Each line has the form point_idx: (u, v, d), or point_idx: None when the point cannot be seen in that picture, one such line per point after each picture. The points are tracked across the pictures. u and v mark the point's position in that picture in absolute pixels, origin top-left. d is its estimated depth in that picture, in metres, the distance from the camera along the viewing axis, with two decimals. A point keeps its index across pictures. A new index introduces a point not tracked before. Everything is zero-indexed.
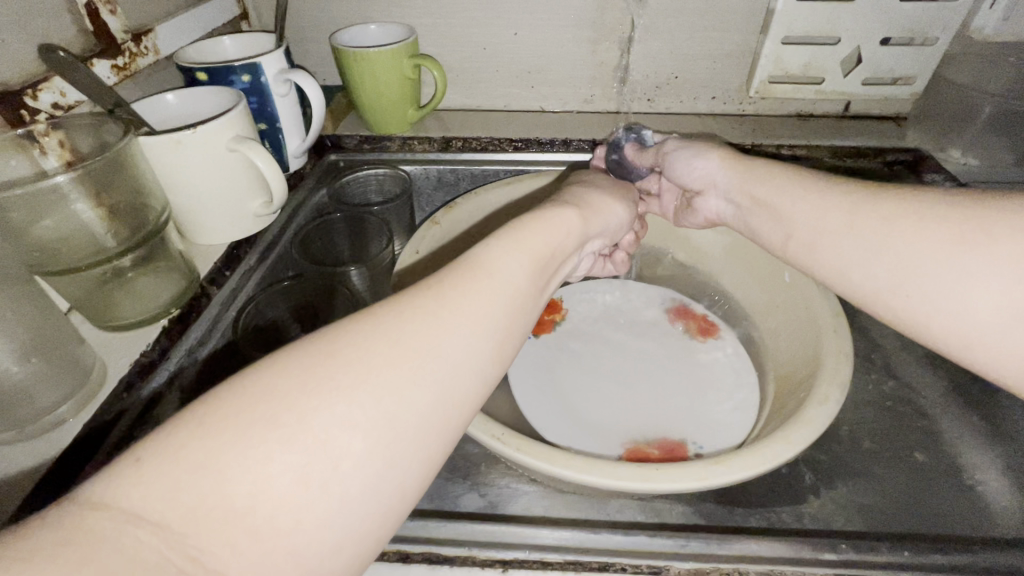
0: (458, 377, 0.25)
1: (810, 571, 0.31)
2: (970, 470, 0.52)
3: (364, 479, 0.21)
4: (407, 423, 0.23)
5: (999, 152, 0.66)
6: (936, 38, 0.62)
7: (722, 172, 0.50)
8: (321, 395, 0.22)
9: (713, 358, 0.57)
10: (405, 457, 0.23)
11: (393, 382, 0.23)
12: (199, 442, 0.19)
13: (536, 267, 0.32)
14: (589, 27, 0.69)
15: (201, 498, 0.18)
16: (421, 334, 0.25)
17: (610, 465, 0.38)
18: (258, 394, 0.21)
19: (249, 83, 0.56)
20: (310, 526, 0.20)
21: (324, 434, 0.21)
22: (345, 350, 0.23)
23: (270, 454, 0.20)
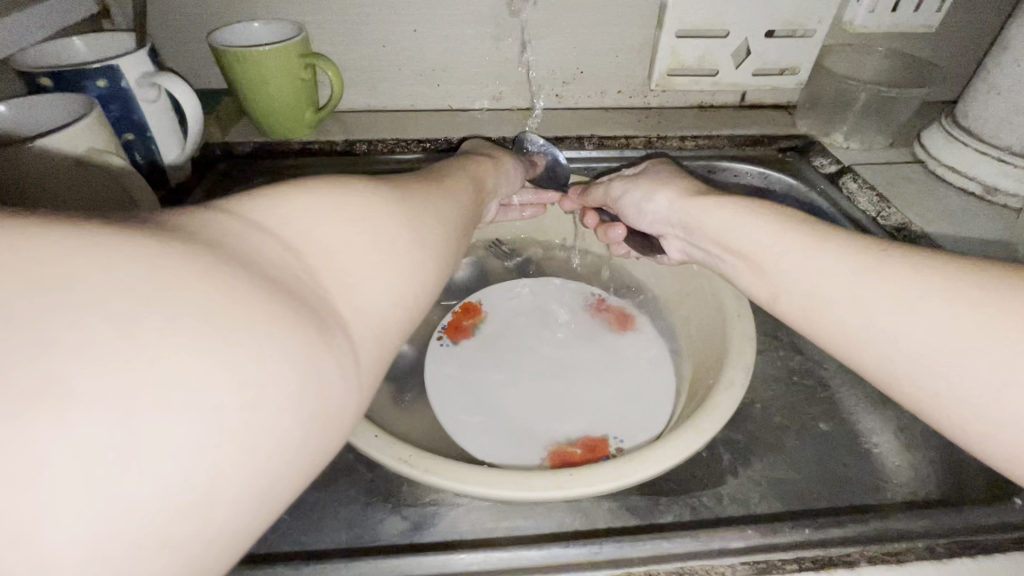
0: (429, 245, 0.28)
1: (717, 563, 0.31)
2: (867, 434, 0.55)
3: (397, 289, 0.25)
4: (420, 255, 0.27)
5: (878, 136, 0.70)
6: (814, 30, 0.66)
7: (671, 208, 0.50)
8: (357, 213, 0.25)
9: (632, 349, 0.57)
10: (423, 279, 0.27)
11: (403, 222, 0.28)
12: (261, 230, 0.22)
13: (466, 195, 0.40)
14: (489, 23, 0.67)
15: (276, 265, 0.21)
16: (412, 200, 0.30)
17: (523, 476, 0.36)
18: (305, 201, 0.25)
19: (107, 89, 0.50)
20: (358, 314, 0.23)
21: (364, 243, 0.25)
22: (364, 187, 0.27)
23: (321, 248, 0.23)
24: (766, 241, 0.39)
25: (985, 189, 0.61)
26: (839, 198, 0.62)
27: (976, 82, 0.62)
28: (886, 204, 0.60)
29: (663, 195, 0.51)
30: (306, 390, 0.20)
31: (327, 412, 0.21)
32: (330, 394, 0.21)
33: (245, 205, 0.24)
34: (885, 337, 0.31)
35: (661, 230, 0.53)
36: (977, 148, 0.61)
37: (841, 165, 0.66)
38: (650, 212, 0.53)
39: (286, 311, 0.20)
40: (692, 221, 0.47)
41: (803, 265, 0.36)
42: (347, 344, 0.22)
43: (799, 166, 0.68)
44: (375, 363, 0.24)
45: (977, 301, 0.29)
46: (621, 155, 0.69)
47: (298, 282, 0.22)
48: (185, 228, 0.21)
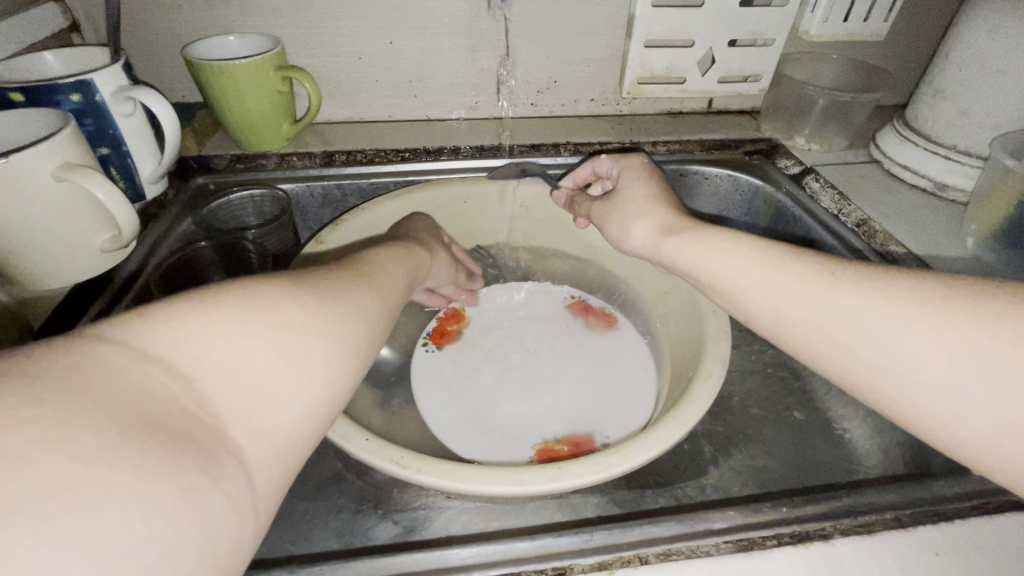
0: (341, 359, 0.28)
1: (702, 543, 0.32)
2: (839, 421, 0.58)
3: (298, 407, 0.25)
4: (330, 361, 0.28)
5: (836, 139, 0.74)
6: (773, 40, 0.69)
7: (648, 241, 0.48)
8: (259, 329, 0.25)
9: (614, 348, 0.59)
10: (330, 392, 0.27)
11: (315, 330, 0.28)
12: (149, 358, 0.22)
13: (400, 277, 0.40)
14: (464, 35, 0.69)
15: (154, 402, 0.20)
16: (331, 298, 0.30)
17: (514, 471, 0.37)
18: (204, 315, 0.24)
19: (80, 103, 0.49)
20: (255, 440, 0.23)
21: (263, 362, 0.25)
22: (273, 293, 0.27)
23: (216, 371, 0.23)
24: (733, 266, 0.40)
25: (936, 185, 0.65)
26: (804, 198, 0.65)
27: (923, 87, 0.66)
28: (847, 202, 0.63)
29: (619, 225, 0.51)
30: (186, 542, 0.19)
31: (212, 557, 0.20)
32: (220, 539, 0.20)
33: (136, 322, 0.22)
34: (846, 345, 0.33)
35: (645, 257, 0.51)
36: (927, 147, 0.65)
37: (804, 166, 0.70)
38: (630, 245, 0.50)
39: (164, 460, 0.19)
40: (668, 255, 0.46)
41: (757, 285, 0.38)
42: (239, 473, 0.22)
43: (765, 168, 0.71)
44: (269, 490, 0.24)
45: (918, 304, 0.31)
46: (595, 161, 0.71)
47: (187, 419, 0.21)
48: (49, 362, 0.19)
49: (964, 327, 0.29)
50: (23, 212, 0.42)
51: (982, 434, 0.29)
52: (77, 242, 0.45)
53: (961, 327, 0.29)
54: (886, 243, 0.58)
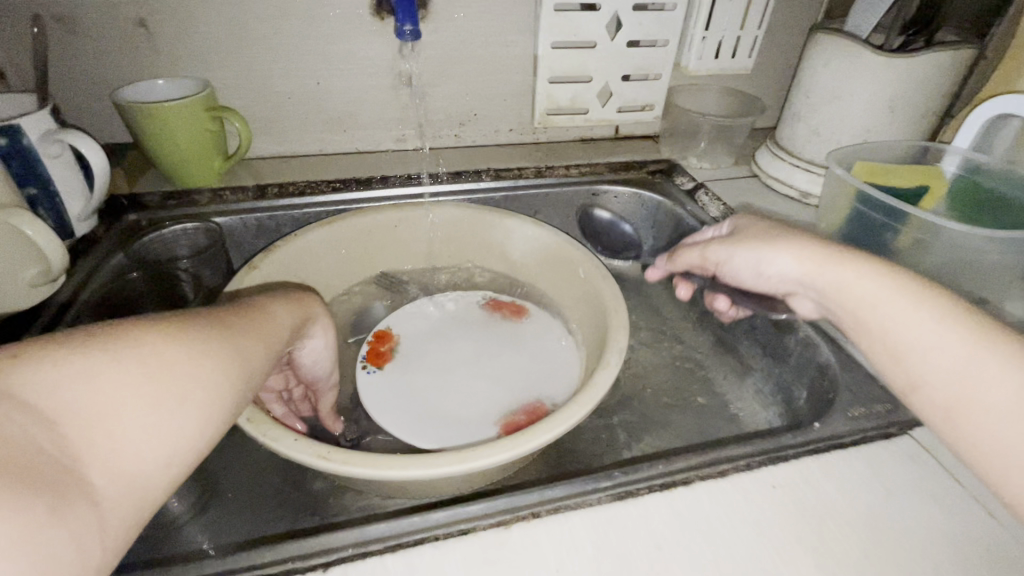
0: (211, 410, 0.32)
1: (589, 496, 0.37)
2: (734, 402, 0.65)
3: (159, 455, 0.28)
4: (198, 410, 0.31)
5: (723, 158, 0.85)
6: (659, 74, 0.80)
7: (800, 265, 0.43)
8: (126, 379, 0.28)
9: (537, 343, 0.64)
10: (194, 439, 0.30)
11: (188, 381, 0.31)
12: (15, 403, 0.24)
13: (292, 323, 0.42)
14: (387, 74, 0.75)
15: (12, 445, 0.23)
16: (210, 349, 0.33)
17: (431, 457, 0.42)
18: (81, 364, 0.27)
19: (8, 146, 0.51)
20: (110, 490, 0.26)
21: (131, 410, 0.28)
22: (150, 344, 0.30)
23: (82, 420, 0.26)
24: (872, 285, 0.39)
25: (801, 194, 0.75)
26: (696, 210, 0.74)
27: (786, 111, 0.77)
28: (729, 211, 0.73)
29: (786, 255, 0.44)
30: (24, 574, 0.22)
31: None
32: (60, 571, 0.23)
33: (6, 368, 0.25)
34: (916, 369, 0.37)
35: (789, 290, 0.46)
36: (793, 162, 0.76)
37: (696, 182, 0.79)
38: (774, 275, 0.45)
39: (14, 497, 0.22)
40: (819, 281, 0.42)
41: (853, 291, 0.40)
42: (88, 514, 0.25)
43: (665, 185, 0.80)
44: (117, 530, 0.26)
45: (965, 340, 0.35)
46: (515, 185, 0.78)
47: (47, 462, 0.24)
48: None
49: (1001, 363, 0.34)
50: None
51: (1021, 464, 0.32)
52: (6, 277, 0.47)
53: (1016, 361, 0.34)
54: None
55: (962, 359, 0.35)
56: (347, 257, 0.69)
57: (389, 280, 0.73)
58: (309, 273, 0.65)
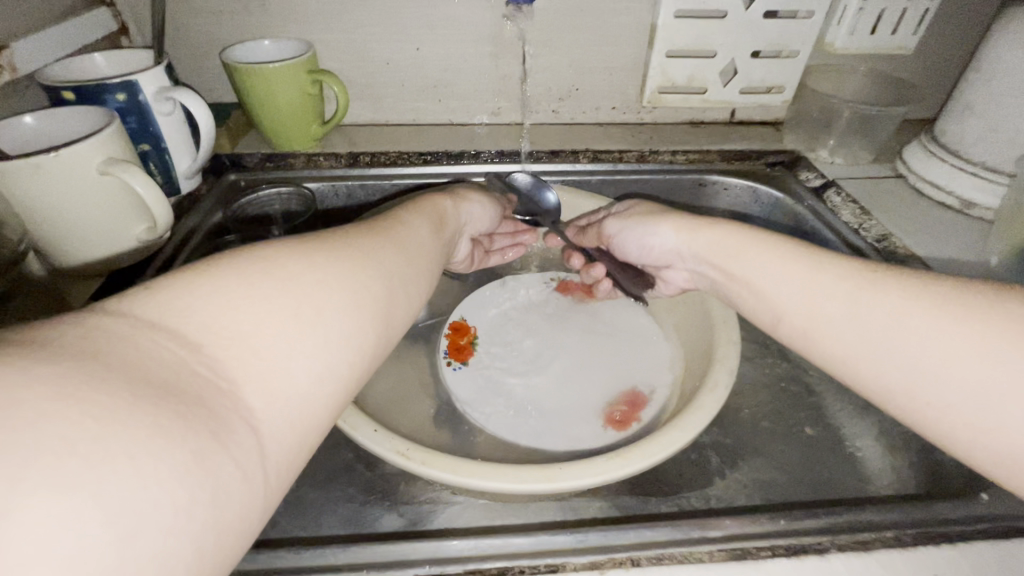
0: (353, 327, 0.29)
1: (695, 550, 0.33)
2: (851, 438, 0.57)
3: (309, 369, 0.26)
4: (337, 331, 0.28)
5: (861, 153, 0.73)
6: (797, 51, 0.69)
7: (679, 242, 0.50)
8: (264, 292, 0.26)
9: (625, 339, 0.59)
10: (342, 358, 0.27)
11: (324, 297, 0.28)
12: (151, 326, 0.23)
13: (417, 242, 0.40)
14: (489, 42, 0.71)
15: (169, 367, 0.21)
16: (348, 262, 0.31)
17: (515, 470, 0.38)
18: (225, 286, 0.25)
19: (125, 102, 0.52)
20: (268, 409, 0.24)
21: (275, 328, 0.25)
22: (282, 264, 0.28)
23: (227, 339, 0.24)
24: (761, 265, 0.42)
25: (962, 203, 0.64)
26: (824, 211, 0.65)
27: (951, 101, 0.65)
28: (868, 217, 0.63)
29: (665, 230, 0.51)
30: (198, 502, 0.20)
31: (227, 519, 0.21)
32: (233, 498, 0.21)
33: (137, 299, 0.24)
34: (852, 338, 0.35)
35: (666, 262, 0.53)
36: (955, 164, 0.64)
37: (826, 179, 0.69)
38: (656, 248, 0.53)
39: (170, 413, 0.20)
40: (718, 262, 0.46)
41: (757, 260, 0.42)
42: (250, 438, 0.22)
43: (787, 180, 0.70)
44: (287, 460, 0.24)
45: (852, 288, 0.36)
46: (614, 169, 0.72)
47: (202, 382, 0.22)
48: (58, 335, 0.21)
49: (915, 311, 0.33)
50: (68, 206, 0.45)
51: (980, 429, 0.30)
52: (117, 233, 0.48)
53: (932, 305, 0.33)
54: (908, 260, 0.57)
55: (839, 303, 0.36)
56: None
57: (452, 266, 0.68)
58: None
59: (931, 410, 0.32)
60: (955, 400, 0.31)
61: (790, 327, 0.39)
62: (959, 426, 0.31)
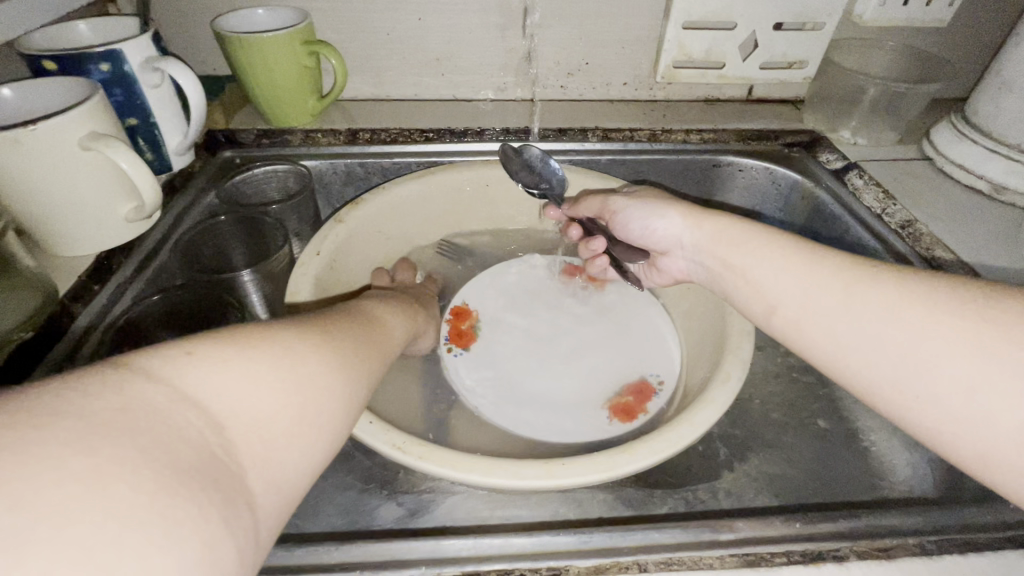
0: (350, 414, 0.29)
1: (705, 555, 0.31)
2: (864, 432, 0.55)
3: (304, 461, 0.26)
4: (335, 419, 0.28)
5: (885, 133, 0.69)
6: (823, 23, 0.65)
7: (687, 231, 0.47)
8: (283, 371, 0.26)
9: (633, 327, 0.56)
10: (333, 447, 0.28)
11: (332, 380, 0.28)
12: (182, 399, 0.22)
13: (397, 328, 0.42)
14: (495, 12, 0.67)
15: (194, 448, 0.21)
16: (351, 347, 0.32)
17: (517, 466, 0.37)
18: (252, 361, 0.25)
19: (110, 73, 0.50)
20: (267, 497, 0.24)
21: (286, 412, 0.25)
22: (297, 342, 0.28)
23: (246, 424, 0.24)
24: (767, 253, 0.39)
25: (993, 187, 0.61)
26: (845, 195, 0.61)
27: (986, 79, 0.61)
28: (891, 201, 0.59)
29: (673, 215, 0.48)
30: None
31: None
32: None
33: (162, 360, 0.23)
34: (857, 342, 0.33)
35: (667, 249, 0.50)
36: (987, 146, 0.60)
37: (848, 161, 0.66)
38: (661, 234, 0.50)
39: (192, 503, 0.20)
40: (722, 256, 0.43)
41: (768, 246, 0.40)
42: (252, 526, 0.22)
43: (806, 162, 0.67)
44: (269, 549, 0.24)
45: (842, 283, 0.35)
46: (625, 149, 0.69)
47: (219, 465, 0.22)
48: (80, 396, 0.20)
49: (911, 310, 0.32)
50: (49, 184, 0.43)
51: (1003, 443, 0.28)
52: (103, 211, 0.46)
53: (927, 304, 0.31)
54: (934, 248, 0.54)
55: (834, 295, 0.35)
56: (432, 215, 0.64)
57: (451, 249, 0.66)
58: (395, 229, 0.61)
59: (964, 431, 0.29)
60: (955, 405, 0.29)
61: (785, 327, 0.37)
62: (990, 445, 0.28)
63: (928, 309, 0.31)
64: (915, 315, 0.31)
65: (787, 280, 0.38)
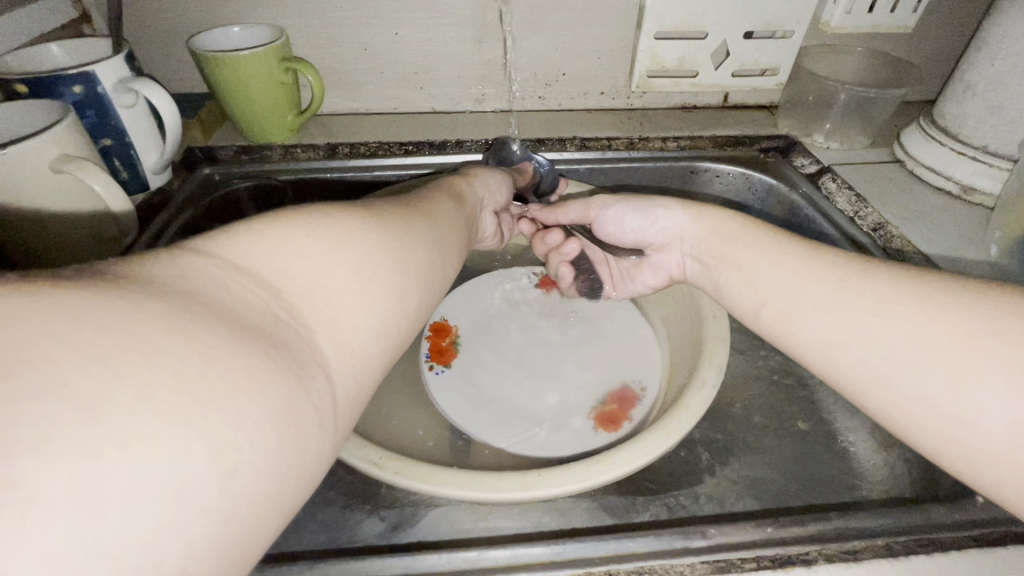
0: (421, 278, 0.30)
1: (677, 562, 0.31)
2: (843, 433, 0.55)
3: (377, 321, 0.26)
4: (382, 304, 0.26)
5: (858, 136, 0.70)
6: (792, 31, 0.66)
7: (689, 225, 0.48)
8: (349, 242, 0.27)
9: (614, 335, 0.57)
10: (408, 311, 0.28)
11: (376, 250, 0.28)
12: (237, 270, 0.23)
13: (455, 210, 0.41)
14: (470, 26, 0.68)
15: (253, 310, 0.21)
16: (412, 224, 0.32)
17: (492, 478, 0.37)
18: (323, 237, 0.26)
19: (83, 94, 0.50)
20: (344, 356, 0.24)
21: (321, 309, 0.24)
22: (330, 235, 0.26)
23: (314, 286, 0.24)
24: None
25: (961, 188, 0.62)
26: (819, 198, 0.62)
27: (952, 82, 0.62)
28: (864, 204, 0.60)
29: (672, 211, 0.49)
30: (282, 445, 0.20)
31: (303, 464, 0.20)
32: (309, 446, 0.21)
33: (222, 243, 0.24)
34: (841, 346, 0.33)
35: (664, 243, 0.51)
36: (955, 148, 0.61)
37: (821, 164, 0.67)
38: (660, 227, 0.50)
39: (265, 358, 0.20)
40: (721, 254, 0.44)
41: None
42: (325, 387, 0.22)
43: (782, 167, 0.67)
44: (353, 409, 0.24)
45: (829, 281, 0.35)
46: (603, 157, 0.69)
47: (279, 322, 0.22)
48: (155, 272, 0.21)
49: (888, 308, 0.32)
50: (20, 208, 0.43)
51: (994, 446, 0.27)
52: (77, 232, 0.46)
53: (895, 302, 0.32)
54: (904, 250, 0.55)
55: (818, 295, 0.35)
56: None
57: None
58: None
59: (949, 431, 0.29)
60: (939, 404, 0.29)
61: (774, 329, 0.38)
62: (980, 449, 0.28)
63: (896, 303, 0.32)
64: (892, 311, 0.32)
65: (781, 271, 0.38)
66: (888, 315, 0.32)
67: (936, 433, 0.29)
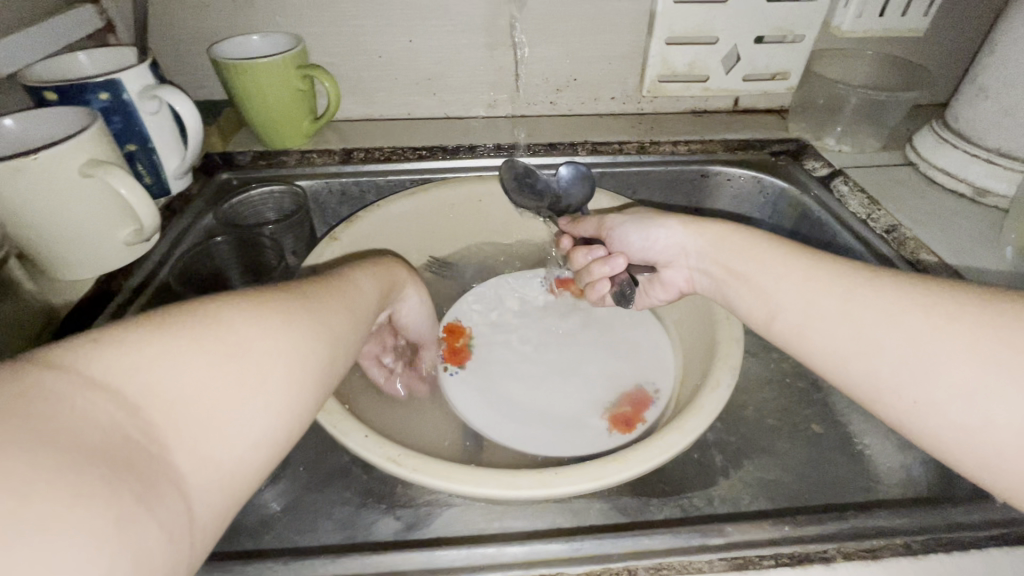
0: (306, 376, 0.29)
1: (694, 559, 0.31)
2: (857, 436, 0.55)
3: (247, 439, 0.26)
4: (258, 412, 0.26)
5: (869, 139, 0.70)
6: (803, 35, 0.67)
7: (690, 239, 0.47)
8: (232, 347, 0.26)
9: (626, 336, 0.57)
10: (283, 418, 0.28)
11: (263, 354, 0.28)
12: (91, 386, 0.22)
13: (376, 287, 0.40)
14: (483, 33, 0.69)
15: (99, 430, 0.21)
16: (312, 315, 0.32)
17: (511, 475, 0.37)
18: (205, 340, 0.26)
19: (109, 101, 0.51)
20: (199, 473, 0.24)
21: (182, 424, 0.23)
22: (217, 338, 0.26)
23: (175, 402, 0.24)
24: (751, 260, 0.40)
25: (975, 190, 0.62)
26: (830, 201, 0.62)
27: (964, 85, 0.62)
28: (877, 206, 0.61)
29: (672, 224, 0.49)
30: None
31: None
32: (151, 564, 0.20)
33: (73, 351, 0.23)
34: (856, 352, 0.34)
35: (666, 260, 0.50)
36: (968, 150, 0.61)
37: (832, 168, 0.67)
38: (661, 244, 0.50)
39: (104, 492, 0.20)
40: (724, 262, 0.44)
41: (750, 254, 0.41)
42: (175, 508, 0.22)
43: (792, 170, 0.68)
44: (211, 522, 0.24)
45: (839, 287, 0.36)
46: (614, 161, 0.70)
47: (127, 445, 0.21)
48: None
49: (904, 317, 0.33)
50: (49, 211, 0.44)
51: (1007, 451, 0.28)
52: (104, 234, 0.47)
53: (910, 309, 0.33)
54: (918, 252, 0.55)
55: (829, 301, 0.36)
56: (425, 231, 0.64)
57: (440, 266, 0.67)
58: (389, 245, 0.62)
59: (966, 438, 0.30)
60: (952, 411, 0.30)
61: (786, 334, 0.38)
62: (995, 453, 0.29)
63: (911, 311, 0.33)
64: (906, 320, 0.32)
65: (788, 281, 0.38)
66: (904, 323, 0.33)
67: (947, 436, 0.30)
